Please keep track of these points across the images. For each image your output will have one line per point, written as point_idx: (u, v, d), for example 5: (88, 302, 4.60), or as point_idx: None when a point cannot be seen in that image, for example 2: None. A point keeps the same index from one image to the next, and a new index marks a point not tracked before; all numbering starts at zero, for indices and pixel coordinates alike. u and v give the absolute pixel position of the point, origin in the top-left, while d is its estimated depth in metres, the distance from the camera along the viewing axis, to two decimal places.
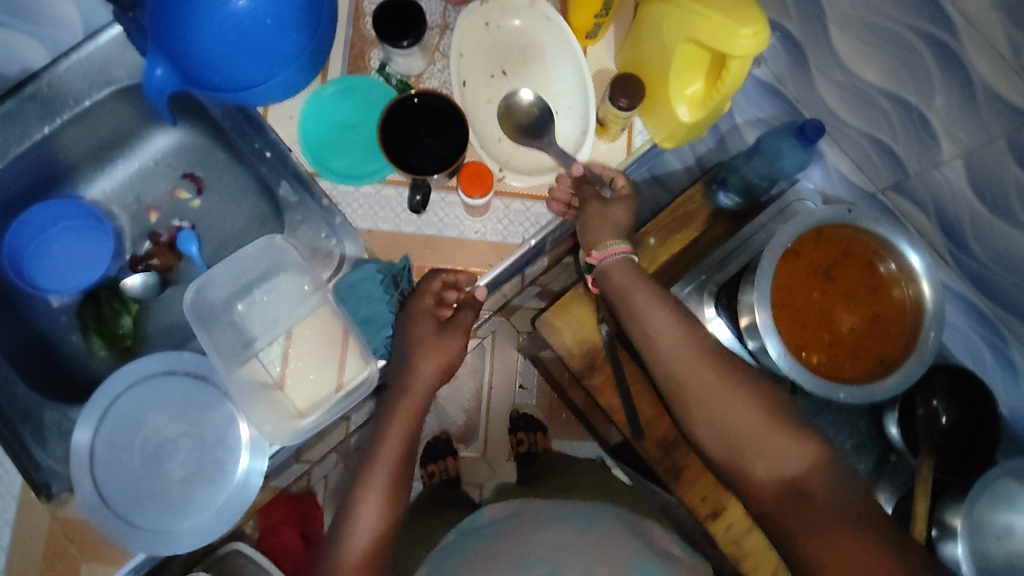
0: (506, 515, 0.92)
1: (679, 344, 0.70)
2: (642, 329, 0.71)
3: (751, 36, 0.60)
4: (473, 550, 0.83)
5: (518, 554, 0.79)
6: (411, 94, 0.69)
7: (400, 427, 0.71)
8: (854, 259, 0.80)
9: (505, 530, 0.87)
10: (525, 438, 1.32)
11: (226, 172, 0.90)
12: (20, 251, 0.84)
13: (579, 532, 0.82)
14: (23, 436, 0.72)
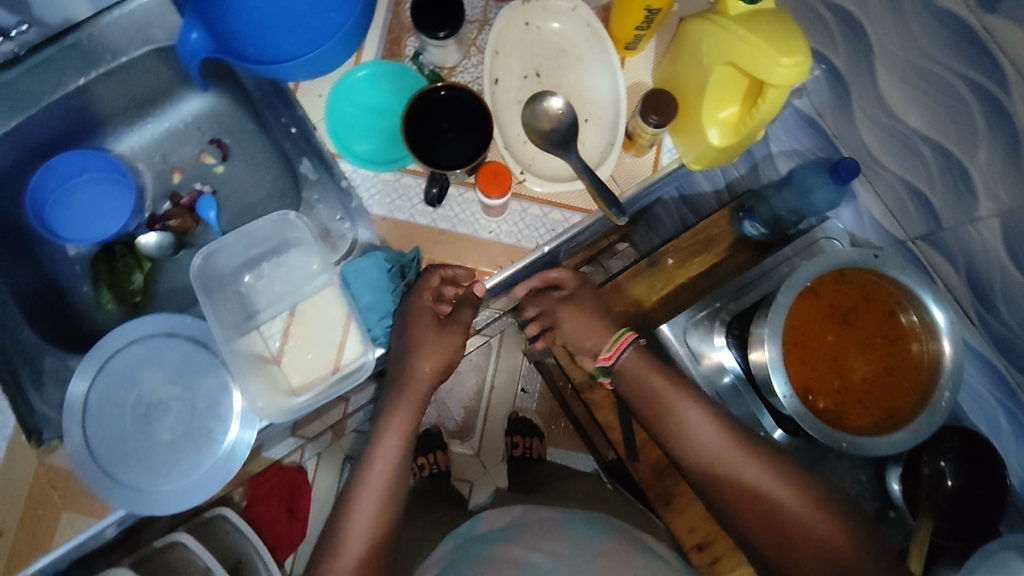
0: (504, 527, 0.89)
1: (694, 414, 0.73)
2: (657, 407, 0.75)
3: (792, 65, 0.58)
4: (481, 555, 0.81)
5: (522, 562, 0.77)
6: (439, 86, 0.68)
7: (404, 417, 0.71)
8: (874, 306, 0.77)
9: (506, 538, 0.84)
10: (521, 442, 1.31)
11: (253, 142, 0.90)
12: (45, 196, 0.85)
13: (588, 542, 0.79)
14: (21, 379, 0.73)
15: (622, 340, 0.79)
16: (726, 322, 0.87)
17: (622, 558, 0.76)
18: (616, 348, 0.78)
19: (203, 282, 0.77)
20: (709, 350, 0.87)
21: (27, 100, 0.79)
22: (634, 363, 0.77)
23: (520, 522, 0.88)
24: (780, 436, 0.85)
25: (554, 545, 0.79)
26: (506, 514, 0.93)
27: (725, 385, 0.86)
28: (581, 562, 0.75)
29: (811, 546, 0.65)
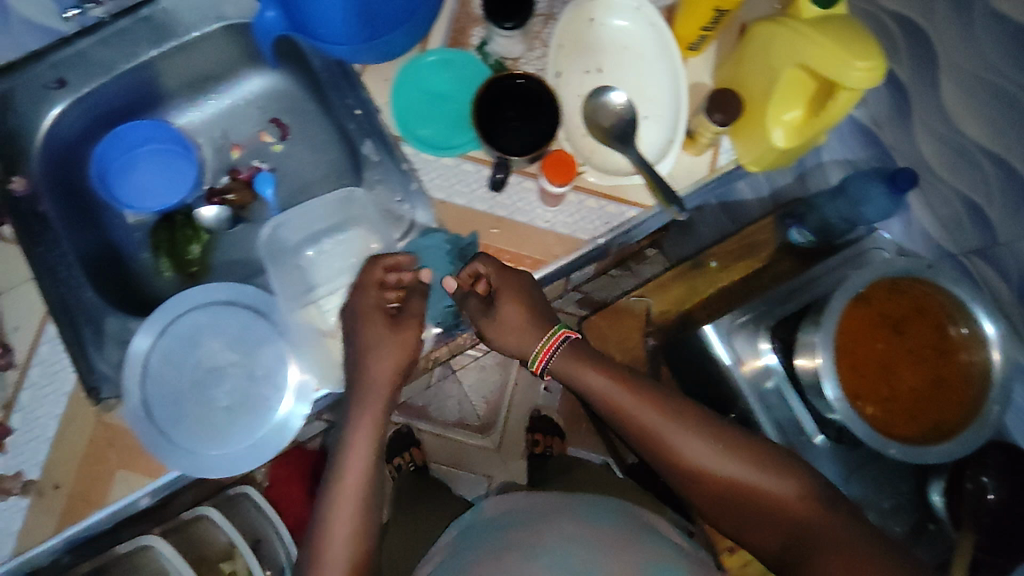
0: (508, 512, 0.72)
1: (687, 433, 0.70)
2: (646, 433, 0.70)
3: (865, 70, 0.58)
4: (484, 546, 0.63)
5: (535, 550, 0.60)
6: (518, 74, 0.69)
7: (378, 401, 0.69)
8: (925, 318, 0.79)
9: (509, 529, 0.66)
10: (541, 440, 1.31)
11: (312, 123, 0.92)
12: (109, 163, 0.86)
13: (597, 524, 0.63)
14: (83, 338, 0.75)
15: (551, 342, 0.72)
16: (770, 327, 0.88)
17: (631, 539, 0.62)
18: (543, 355, 0.72)
19: (267, 255, 0.80)
20: (754, 354, 0.88)
21: (99, 67, 0.81)
22: (564, 364, 0.71)
23: (522, 510, 0.71)
24: (821, 440, 0.86)
25: (553, 528, 0.62)
26: (513, 500, 0.76)
27: (767, 386, 0.88)
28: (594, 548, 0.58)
29: (783, 523, 0.68)
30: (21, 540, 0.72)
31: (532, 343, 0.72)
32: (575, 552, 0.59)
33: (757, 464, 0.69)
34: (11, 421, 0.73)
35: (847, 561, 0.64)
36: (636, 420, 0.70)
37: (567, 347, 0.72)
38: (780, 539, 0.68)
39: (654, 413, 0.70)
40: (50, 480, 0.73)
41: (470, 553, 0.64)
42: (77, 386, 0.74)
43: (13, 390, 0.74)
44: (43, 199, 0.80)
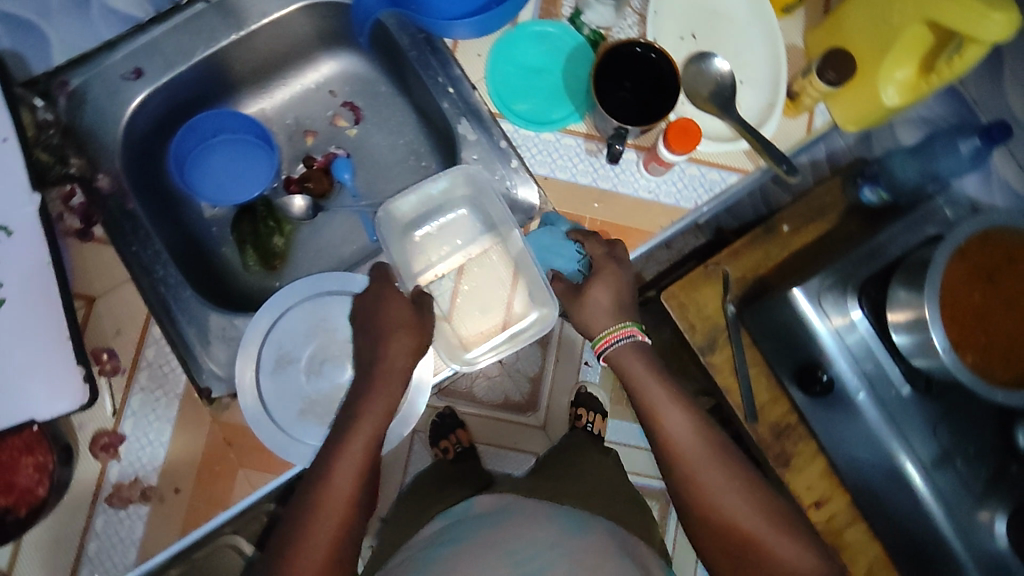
0: (490, 512, 0.82)
1: (709, 461, 0.68)
2: (672, 443, 0.68)
3: (1002, 19, 0.59)
4: (470, 536, 0.75)
5: (506, 547, 0.70)
6: (636, 42, 0.70)
7: (350, 467, 0.62)
8: (1015, 265, 0.81)
9: (495, 523, 0.77)
10: (583, 414, 1.28)
11: (387, 105, 0.90)
12: (185, 155, 0.83)
13: (569, 535, 0.73)
14: (188, 337, 0.73)
15: (615, 333, 0.71)
16: (859, 287, 0.89)
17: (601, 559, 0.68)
18: (604, 343, 0.71)
19: (378, 225, 0.76)
20: (844, 313, 0.89)
21: (175, 53, 0.77)
22: (622, 357, 0.71)
23: (509, 509, 0.83)
24: (908, 391, 0.87)
25: (533, 535, 0.73)
26: (499, 499, 0.87)
27: (854, 340, 0.89)
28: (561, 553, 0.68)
29: None
30: (144, 549, 0.70)
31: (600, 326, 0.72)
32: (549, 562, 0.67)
33: (765, 510, 0.66)
34: (124, 428, 0.71)
35: None
36: (665, 428, 0.69)
37: (633, 346, 0.72)
38: None
39: (687, 428, 0.69)
40: (169, 483, 0.71)
41: (452, 545, 0.73)
42: (189, 385, 0.72)
43: (122, 396, 0.71)
44: (130, 196, 0.75)
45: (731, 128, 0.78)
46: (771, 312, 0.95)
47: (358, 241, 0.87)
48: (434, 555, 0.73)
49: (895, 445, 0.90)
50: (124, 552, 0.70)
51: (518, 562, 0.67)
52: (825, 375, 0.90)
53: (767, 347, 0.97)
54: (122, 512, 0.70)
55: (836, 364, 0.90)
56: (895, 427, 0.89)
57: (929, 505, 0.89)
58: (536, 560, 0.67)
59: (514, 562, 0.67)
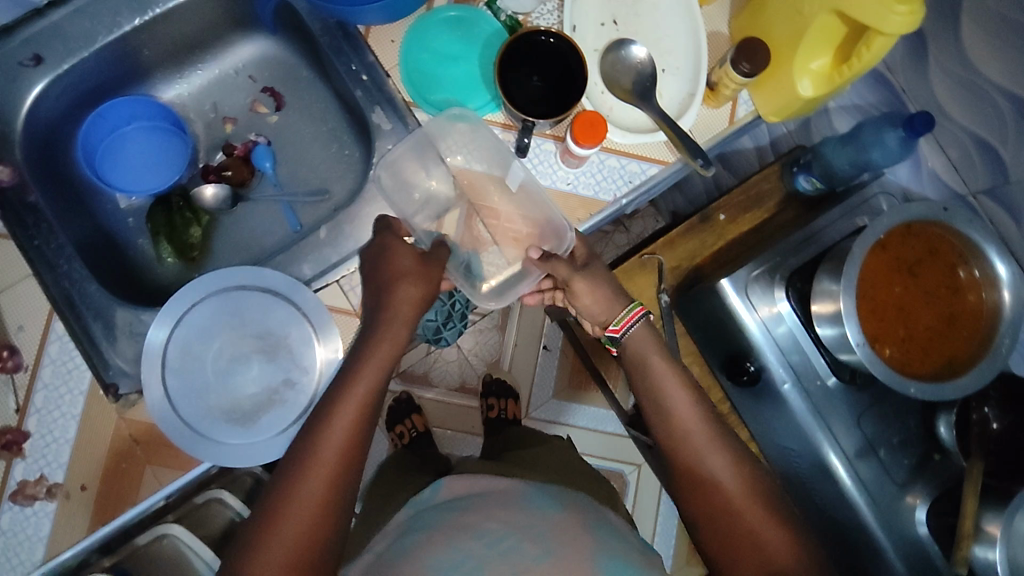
0: (463, 497, 0.76)
1: (709, 448, 0.66)
2: (680, 433, 0.67)
3: (906, 13, 0.58)
4: (437, 521, 0.70)
5: (476, 529, 0.66)
6: (547, 33, 0.68)
7: (317, 480, 0.59)
8: (939, 258, 0.80)
9: (463, 508, 0.72)
10: (496, 403, 1.36)
11: (307, 91, 0.87)
12: (95, 146, 0.81)
13: (542, 513, 0.69)
14: (93, 333, 0.71)
15: (634, 313, 0.72)
16: (786, 277, 0.88)
17: (573, 540, 0.65)
18: (624, 322, 0.72)
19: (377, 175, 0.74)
20: (771, 302, 0.88)
21: (76, 39, 0.74)
22: (638, 334, 0.71)
23: (481, 492, 0.76)
24: (833, 382, 0.87)
25: (507, 516, 0.68)
26: (469, 482, 0.80)
27: (782, 332, 0.88)
28: (536, 533, 0.65)
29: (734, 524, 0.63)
30: (52, 544, 0.70)
31: (616, 311, 0.73)
32: (521, 541, 0.63)
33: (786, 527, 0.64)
34: (28, 425, 0.70)
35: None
36: (676, 419, 0.68)
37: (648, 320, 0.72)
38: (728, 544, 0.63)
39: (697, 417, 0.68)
40: (72, 482, 0.71)
41: (421, 531, 0.69)
42: (94, 382, 0.71)
43: (26, 394, 0.70)
44: (31, 187, 0.74)
45: (650, 118, 0.76)
46: (707, 302, 0.94)
47: (281, 230, 0.85)
48: (405, 543, 0.67)
49: (820, 438, 0.87)
50: (31, 548, 0.69)
51: (491, 544, 0.63)
52: (751, 366, 0.91)
53: (699, 338, 1.02)
54: (27, 509, 0.69)
55: (763, 355, 0.89)
56: (821, 419, 0.87)
57: (851, 493, 0.86)
58: (507, 543, 0.63)
59: (486, 545, 0.63)
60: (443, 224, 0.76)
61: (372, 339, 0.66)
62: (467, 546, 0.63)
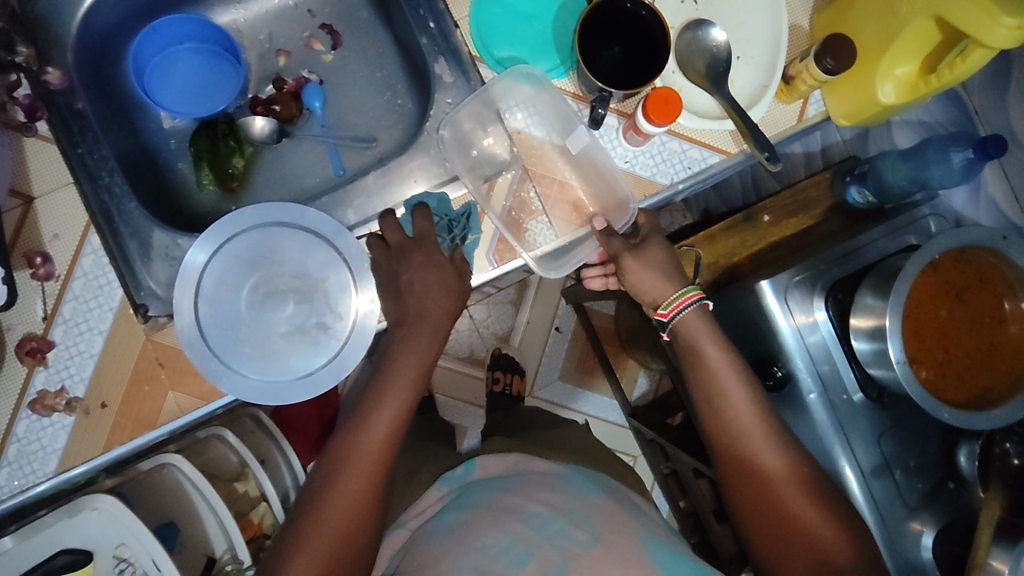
0: (502, 475, 0.79)
1: (764, 444, 0.72)
2: (727, 422, 0.73)
3: (1014, 28, 0.56)
4: (483, 499, 0.72)
5: (522, 511, 0.68)
6: (641, 4, 0.66)
7: (394, 405, 0.68)
8: (987, 286, 0.79)
9: (505, 487, 0.75)
10: (501, 378, 1.36)
11: (366, 33, 0.85)
12: (145, 60, 0.79)
13: (584, 495, 0.73)
14: (128, 250, 0.72)
15: (684, 298, 0.75)
16: (826, 287, 0.87)
17: (619, 524, 0.68)
18: (674, 306, 0.75)
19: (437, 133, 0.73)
20: (809, 311, 0.87)
21: None
22: (694, 321, 0.75)
23: (520, 471, 0.79)
24: (859, 398, 0.86)
25: (551, 499, 0.70)
26: (504, 461, 0.82)
27: (815, 341, 0.87)
28: (580, 516, 0.67)
29: (769, 497, 0.71)
30: (65, 458, 0.68)
31: (668, 294, 0.75)
32: (568, 525, 0.65)
33: (822, 502, 0.70)
34: (53, 335, 0.68)
35: (809, 545, 0.69)
36: (726, 409, 0.73)
37: (703, 310, 0.75)
38: (763, 514, 0.71)
39: (752, 413, 0.73)
40: (94, 398, 0.69)
41: (460, 513, 0.71)
42: (124, 300, 0.70)
43: (54, 303, 0.68)
44: (80, 94, 0.73)
45: (719, 105, 0.74)
46: (740, 301, 0.92)
47: (322, 172, 0.83)
48: (447, 523, 0.70)
49: (838, 451, 0.86)
50: (44, 459, 0.68)
51: (537, 527, 0.65)
52: (778, 371, 0.88)
53: (727, 335, 1.01)
54: (45, 419, 0.68)
55: (792, 362, 0.87)
56: (842, 432, 0.86)
57: (863, 511, 0.85)
58: (554, 527, 0.65)
59: (532, 527, 0.65)
60: (492, 187, 0.73)
61: (428, 290, 0.69)
62: (510, 527, 0.65)
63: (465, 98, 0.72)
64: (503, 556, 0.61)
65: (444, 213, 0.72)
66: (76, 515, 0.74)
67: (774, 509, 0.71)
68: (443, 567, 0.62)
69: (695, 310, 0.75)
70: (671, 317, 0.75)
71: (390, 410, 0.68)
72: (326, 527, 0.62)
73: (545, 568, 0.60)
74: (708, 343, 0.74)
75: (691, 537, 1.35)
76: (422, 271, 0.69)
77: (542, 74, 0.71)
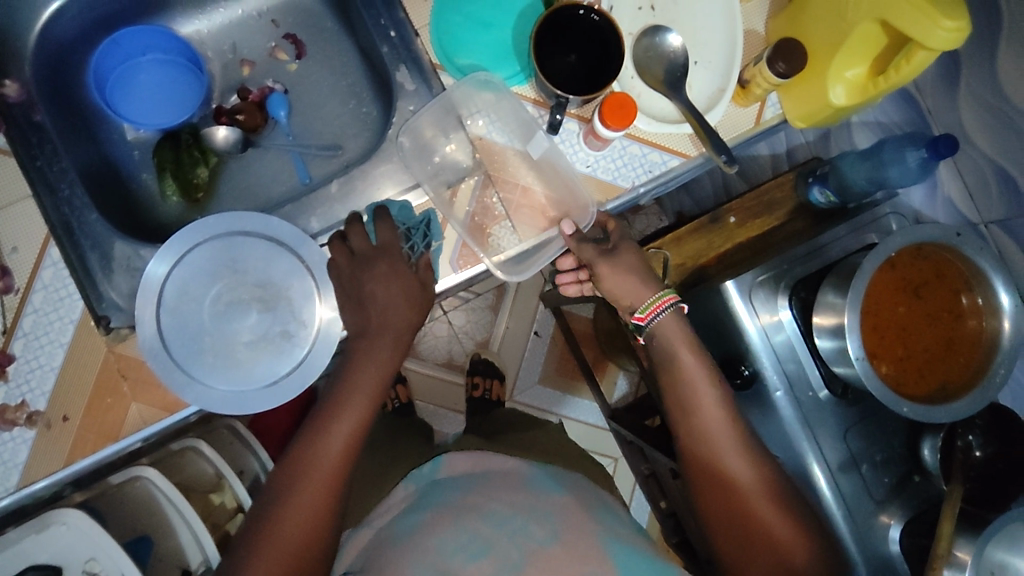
0: (468, 475, 0.80)
1: (732, 449, 0.73)
2: (697, 423, 0.74)
3: (952, 29, 0.58)
4: (447, 500, 0.73)
5: (484, 509, 0.69)
6: (586, 8, 0.67)
7: (353, 416, 0.68)
8: (944, 283, 0.81)
9: (472, 487, 0.76)
10: (481, 383, 1.35)
11: (331, 42, 0.85)
12: (106, 73, 0.79)
13: (547, 496, 0.74)
14: (90, 264, 0.71)
15: (662, 300, 0.75)
16: (790, 286, 0.88)
17: (578, 524, 0.69)
18: (652, 310, 0.74)
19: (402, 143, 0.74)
20: (773, 310, 0.88)
21: None
22: (670, 324, 0.75)
23: (485, 472, 0.80)
24: (825, 394, 0.87)
25: (516, 498, 0.72)
26: (470, 460, 0.83)
27: (780, 339, 0.88)
28: (542, 515, 0.69)
29: (731, 496, 0.72)
30: (28, 472, 0.68)
31: (645, 297, 0.75)
32: (528, 523, 0.67)
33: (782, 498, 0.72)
34: (14, 348, 0.68)
35: (762, 543, 0.70)
36: (698, 411, 0.74)
37: (677, 313, 0.75)
38: (724, 512, 0.73)
39: (722, 412, 0.73)
40: (57, 411, 0.68)
41: (426, 512, 0.72)
42: (86, 312, 0.70)
43: (14, 316, 0.68)
44: (38, 107, 0.73)
45: (678, 109, 0.75)
46: (708, 302, 0.93)
47: (288, 181, 0.83)
48: (411, 523, 0.71)
49: (806, 447, 0.87)
50: (5, 474, 0.67)
51: (498, 526, 0.66)
52: (746, 369, 0.90)
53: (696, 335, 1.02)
54: (5, 434, 0.67)
55: (758, 360, 0.88)
56: (809, 428, 0.87)
57: (831, 506, 0.86)
58: (515, 524, 0.67)
59: (494, 526, 0.67)
60: (456, 193, 0.74)
61: (388, 302, 0.69)
62: (470, 524, 0.67)
63: (426, 105, 0.73)
64: (462, 552, 0.63)
65: (406, 221, 0.73)
66: (44, 531, 0.73)
67: (735, 507, 0.72)
68: (403, 566, 0.63)
69: (671, 313, 0.75)
70: (649, 320, 0.75)
71: (346, 426, 0.68)
72: (283, 538, 0.62)
73: (502, 565, 0.61)
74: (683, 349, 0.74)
75: (672, 536, 1.36)
76: (385, 280, 0.69)
77: (501, 81, 0.72)
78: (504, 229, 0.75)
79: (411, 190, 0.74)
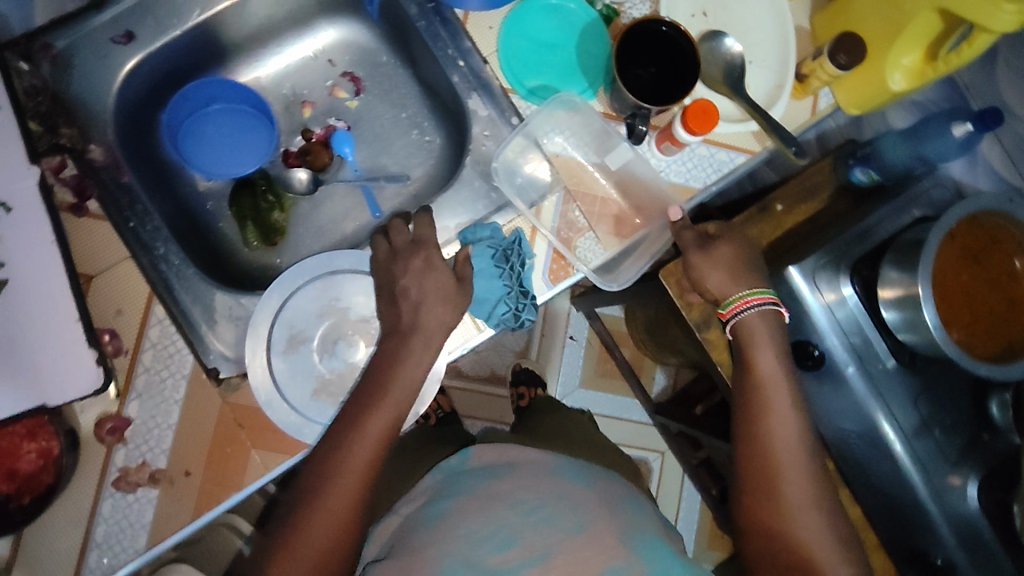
0: (494, 464, 0.77)
1: (778, 408, 0.72)
2: (753, 382, 0.73)
3: (1015, 13, 0.60)
4: (472, 487, 0.72)
5: (511, 498, 0.68)
6: (662, 22, 0.70)
7: (376, 423, 0.64)
8: (1000, 248, 0.85)
9: (498, 475, 0.74)
10: (525, 393, 1.34)
11: (388, 78, 0.87)
12: (178, 124, 0.79)
13: (573, 483, 0.72)
14: (192, 317, 0.72)
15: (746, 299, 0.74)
16: (851, 267, 0.90)
17: (607, 514, 0.67)
18: (734, 308, 0.74)
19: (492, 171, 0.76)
20: (837, 291, 0.91)
21: (168, 15, 0.74)
22: (756, 321, 0.74)
23: (515, 461, 0.77)
24: (893, 364, 0.90)
25: (542, 485, 0.70)
26: (498, 450, 0.80)
27: (844, 316, 0.91)
28: (569, 504, 0.67)
29: (757, 449, 0.72)
30: (154, 532, 0.67)
31: (731, 292, 0.75)
32: (556, 513, 0.66)
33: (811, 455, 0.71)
34: (129, 410, 0.68)
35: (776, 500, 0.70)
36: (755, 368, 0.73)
37: (766, 312, 0.74)
38: (748, 464, 0.72)
39: (778, 372, 0.73)
40: (178, 467, 0.69)
41: (453, 499, 0.70)
42: (196, 365, 0.71)
43: (127, 377, 0.68)
44: (124, 168, 0.73)
45: (740, 108, 0.78)
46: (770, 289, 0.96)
47: (360, 216, 0.85)
48: (438, 510, 0.70)
49: (879, 414, 0.90)
50: (133, 535, 0.67)
51: (524, 514, 0.66)
52: (816, 350, 0.91)
53: None
54: (130, 495, 0.67)
55: (826, 339, 0.91)
56: (879, 395, 0.90)
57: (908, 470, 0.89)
58: (543, 513, 0.66)
59: (521, 513, 0.66)
60: (539, 211, 0.75)
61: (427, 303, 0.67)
62: (496, 513, 0.66)
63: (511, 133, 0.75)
64: (488, 542, 0.63)
65: (497, 244, 0.73)
66: None
67: (762, 459, 0.71)
68: (429, 555, 0.63)
69: (758, 311, 0.74)
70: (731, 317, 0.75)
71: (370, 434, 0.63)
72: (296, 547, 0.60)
73: (527, 556, 0.61)
74: (761, 331, 0.74)
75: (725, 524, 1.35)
76: (420, 274, 0.68)
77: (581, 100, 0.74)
78: (590, 240, 0.78)
79: (502, 215, 0.76)
